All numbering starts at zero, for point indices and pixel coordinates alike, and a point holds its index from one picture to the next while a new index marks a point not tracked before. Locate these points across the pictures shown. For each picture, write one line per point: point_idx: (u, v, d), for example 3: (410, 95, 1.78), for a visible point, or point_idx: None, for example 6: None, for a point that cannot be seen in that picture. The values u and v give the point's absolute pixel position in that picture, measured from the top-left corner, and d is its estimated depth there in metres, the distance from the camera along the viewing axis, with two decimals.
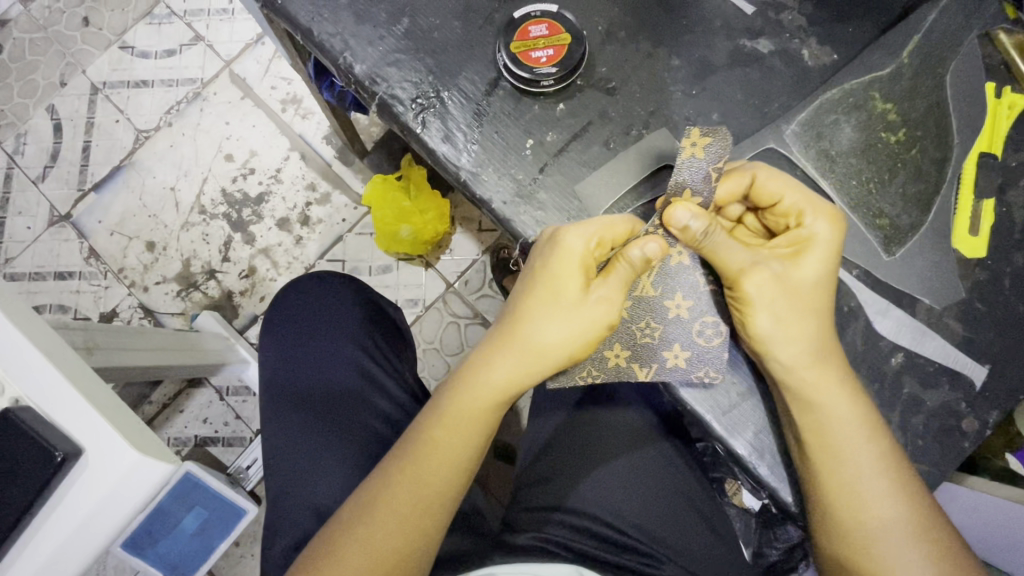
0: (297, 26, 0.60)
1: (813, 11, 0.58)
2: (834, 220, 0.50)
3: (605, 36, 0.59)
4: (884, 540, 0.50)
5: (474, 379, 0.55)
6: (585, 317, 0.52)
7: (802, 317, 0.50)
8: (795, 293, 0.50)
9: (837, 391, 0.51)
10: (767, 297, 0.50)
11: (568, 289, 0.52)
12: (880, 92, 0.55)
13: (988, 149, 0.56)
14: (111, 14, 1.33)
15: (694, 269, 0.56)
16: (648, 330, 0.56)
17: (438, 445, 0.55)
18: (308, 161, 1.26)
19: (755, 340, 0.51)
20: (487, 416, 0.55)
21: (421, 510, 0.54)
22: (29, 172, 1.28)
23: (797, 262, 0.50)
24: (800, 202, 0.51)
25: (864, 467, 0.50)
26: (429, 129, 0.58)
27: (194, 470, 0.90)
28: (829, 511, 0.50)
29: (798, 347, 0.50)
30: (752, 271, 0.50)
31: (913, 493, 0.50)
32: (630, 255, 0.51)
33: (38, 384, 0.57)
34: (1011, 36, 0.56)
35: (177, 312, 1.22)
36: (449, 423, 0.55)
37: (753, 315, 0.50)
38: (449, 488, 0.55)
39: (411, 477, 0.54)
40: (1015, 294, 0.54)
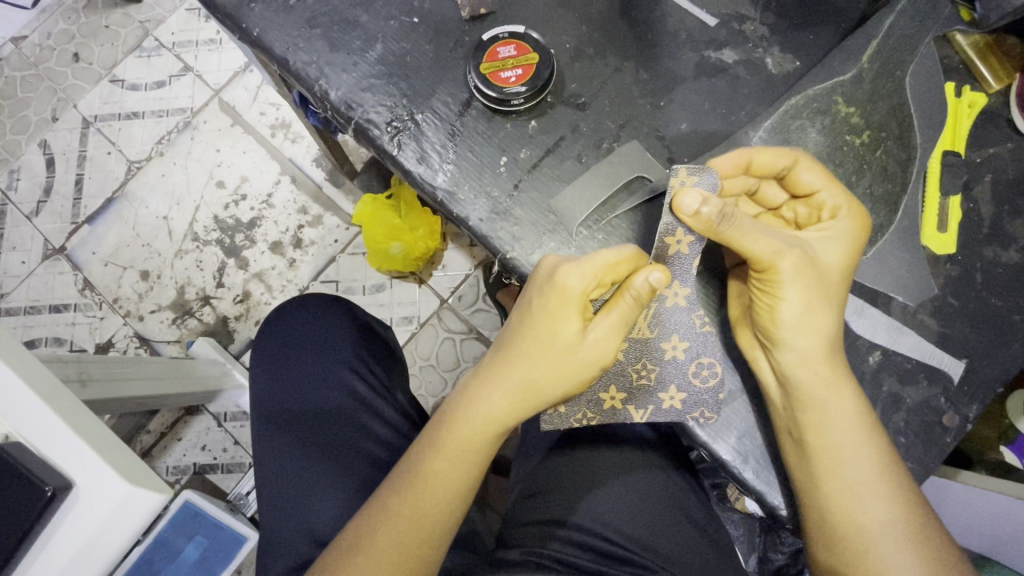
0: (274, 56, 0.61)
1: (775, 20, 0.60)
2: (859, 217, 0.51)
3: (573, 54, 0.60)
4: (880, 542, 0.49)
5: (469, 414, 0.55)
6: (581, 359, 0.52)
7: (823, 304, 0.50)
8: (824, 278, 0.50)
9: (836, 396, 0.51)
10: (799, 282, 0.49)
11: (566, 330, 0.51)
12: (843, 97, 0.56)
13: (951, 147, 0.57)
14: (100, 49, 1.35)
15: (691, 310, 0.56)
16: (643, 371, 0.57)
17: (440, 479, 0.55)
18: (298, 185, 1.28)
19: (774, 323, 0.50)
20: (484, 449, 0.55)
21: (424, 537, 0.54)
22: (23, 208, 1.29)
23: (818, 251, 0.50)
24: (834, 195, 0.51)
25: (861, 470, 0.50)
26: (405, 151, 0.59)
27: (194, 495, 0.97)
28: (824, 511, 0.50)
29: (814, 338, 0.50)
30: (786, 255, 0.48)
31: (908, 495, 0.50)
32: (636, 291, 0.50)
33: (30, 421, 0.58)
34: (967, 37, 0.57)
35: (173, 340, 1.23)
36: (445, 455, 0.55)
37: (780, 299, 0.49)
38: (449, 512, 0.55)
39: (411, 506, 0.54)
40: (988, 287, 0.55)
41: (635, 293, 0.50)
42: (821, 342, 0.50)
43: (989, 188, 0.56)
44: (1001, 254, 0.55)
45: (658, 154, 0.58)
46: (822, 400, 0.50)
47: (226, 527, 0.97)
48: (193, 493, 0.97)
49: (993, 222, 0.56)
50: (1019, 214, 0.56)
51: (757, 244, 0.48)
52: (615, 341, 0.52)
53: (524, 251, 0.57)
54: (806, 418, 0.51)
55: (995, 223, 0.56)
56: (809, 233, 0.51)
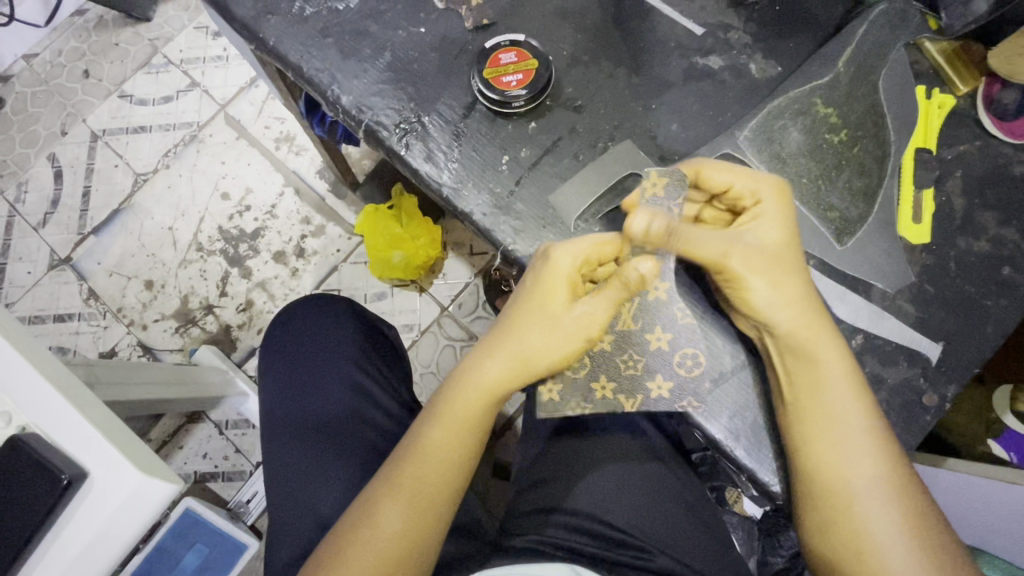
0: (288, 65, 0.65)
1: (757, 30, 0.64)
2: (782, 194, 0.53)
3: (569, 61, 0.65)
4: (868, 499, 0.50)
5: (463, 384, 0.57)
6: (568, 330, 0.55)
7: (789, 278, 0.53)
8: (782, 254, 0.53)
9: (830, 351, 0.52)
10: (755, 270, 0.52)
11: (555, 302, 0.55)
12: (821, 98, 0.60)
13: (923, 145, 0.60)
14: (110, 66, 1.40)
15: (672, 308, 0.59)
16: (632, 362, 0.59)
17: (434, 448, 0.57)
18: (302, 195, 1.31)
19: (750, 308, 0.53)
20: (476, 420, 0.57)
21: (422, 510, 0.55)
22: (30, 219, 1.33)
23: (767, 231, 0.53)
24: (754, 181, 0.54)
25: (850, 428, 0.51)
26: (412, 151, 0.63)
27: (194, 504, 0.97)
28: (813, 473, 0.52)
29: (793, 309, 0.52)
30: (730, 253, 0.52)
31: (895, 455, 0.51)
32: (627, 276, 0.57)
33: (47, 415, 0.60)
34: (935, 44, 0.61)
35: (176, 348, 1.25)
36: (442, 426, 0.57)
37: (750, 290, 0.52)
38: (449, 483, 0.57)
39: (410, 481, 0.56)
40: (961, 275, 0.58)
41: (628, 279, 0.57)
42: (799, 310, 0.52)
43: (959, 183, 0.60)
44: (973, 244, 0.59)
45: (651, 154, 0.62)
46: (816, 354, 0.52)
47: (226, 536, 1.00)
48: (193, 500, 0.97)
49: (964, 214, 0.59)
50: (989, 207, 0.59)
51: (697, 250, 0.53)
52: (603, 315, 0.55)
53: (524, 244, 0.60)
54: (798, 376, 0.53)
55: (966, 215, 0.59)
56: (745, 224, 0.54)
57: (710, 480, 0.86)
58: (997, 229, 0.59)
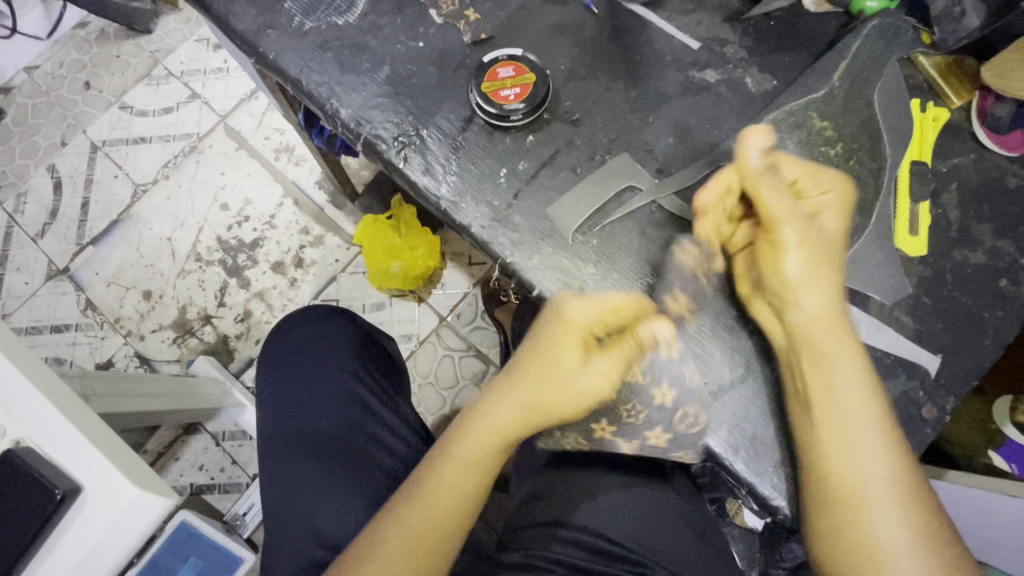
0: (287, 78, 0.66)
1: (752, 44, 0.65)
2: (844, 193, 0.55)
3: (567, 74, 0.65)
4: (878, 505, 0.49)
5: (475, 423, 0.57)
6: (578, 386, 0.55)
7: (826, 267, 0.53)
8: (827, 246, 0.53)
9: (846, 348, 0.52)
10: (800, 245, 0.52)
11: (564, 356, 0.56)
12: (817, 112, 0.60)
13: (918, 158, 0.61)
14: (111, 77, 1.41)
15: (682, 367, 0.59)
16: (632, 410, 0.61)
17: (446, 487, 0.56)
18: (301, 207, 1.32)
19: (783, 285, 0.53)
20: (486, 463, 0.57)
21: (429, 546, 0.55)
22: (28, 230, 1.33)
23: (821, 222, 0.54)
24: (824, 181, 0.55)
25: (860, 433, 0.51)
26: (411, 164, 0.63)
27: (189, 515, 0.97)
28: (826, 480, 0.51)
29: (821, 297, 0.52)
30: (792, 220, 0.52)
31: (904, 460, 0.51)
32: (640, 337, 0.57)
33: (42, 429, 0.60)
34: (928, 58, 0.62)
35: (173, 359, 1.25)
36: (453, 465, 0.57)
37: (785, 259, 0.53)
38: (456, 524, 0.56)
39: (421, 514, 0.55)
40: (958, 287, 0.58)
41: (638, 344, 0.57)
42: (830, 300, 0.53)
43: (955, 195, 0.60)
44: (969, 256, 0.59)
45: (648, 167, 0.62)
46: (828, 354, 0.52)
47: (223, 549, 0.99)
48: (188, 512, 0.97)
49: (960, 226, 0.60)
50: (985, 219, 0.60)
51: (769, 198, 0.53)
52: (609, 376, 0.56)
53: (522, 257, 0.60)
54: (813, 376, 0.52)
55: (962, 227, 0.60)
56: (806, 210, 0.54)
57: (711, 492, 0.84)
58: (993, 241, 0.59)
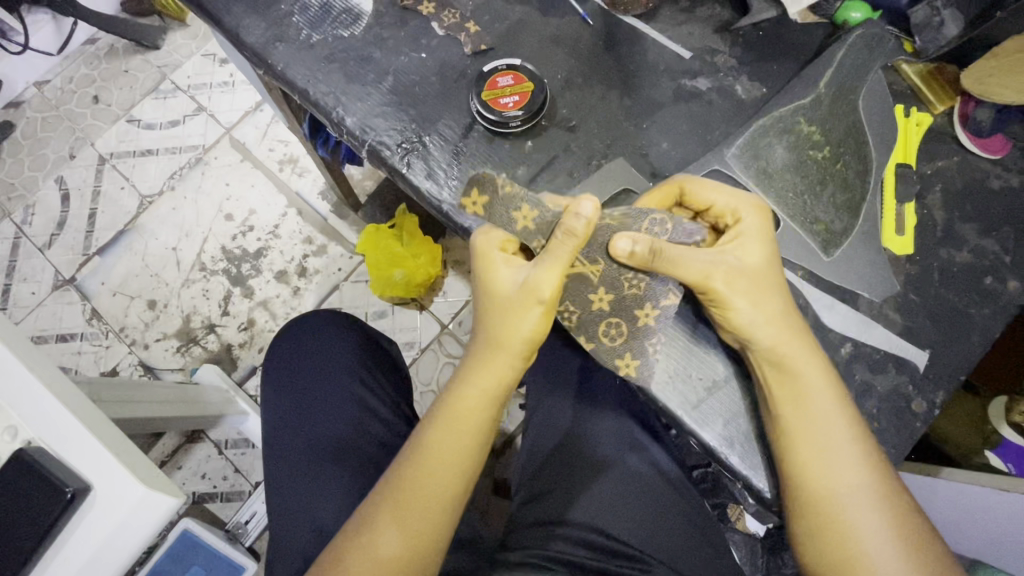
0: (294, 88, 0.68)
1: (742, 54, 0.67)
2: (758, 209, 0.56)
3: (564, 83, 0.68)
4: (852, 505, 0.51)
5: (453, 385, 0.59)
6: (517, 297, 0.56)
7: (767, 296, 0.54)
8: (756, 276, 0.54)
9: (806, 362, 0.54)
10: (737, 290, 0.53)
11: (503, 278, 0.58)
12: (805, 117, 0.62)
13: (903, 161, 0.63)
14: (119, 92, 1.45)
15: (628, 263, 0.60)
16: (635, 281, 0.60)
17: (433, 450, 0.57)
18: (305, 216, 1.34)
19: (734, 328, 0.54)
20: (471, 414, 0.58)
21: (424, 514, 0.56)
22: (36, 241, 1.35)
23: (743, 256, 0.54)
24: (737, 203, 0.57)
25: (835, 436, 0.52)
26: (414, 170, 0.65)
27: (192, 523, 0.98)
28: (804, 480, 0.52)
29: (773, 327, 0.53)
30: (715, 273, 0.53)
31: (879, 463, 0.53)
32: (571, 225, 0.56)
33: (53, 430, 0.61)
34: (911, 66, 0.64)
35: (177, 367, 1.26)
36: (437, 427, 0.58)
37: (733, 309, 0.53)
38: (450, 486, 0.57)
39: (410, 486, 0.56)
40: (945, 284, 0.60)
41: (574, 234, 0.56)
42: (778, 328, 0.54)
43: (940, 197, 0.62)
44: (955, 255, 0.61)
45: (643, 170, 0.65)
46: (796, 367, 0.53)
47: (225, 558, 0.99)
48: (190, 519, 0.97)
49: (946, 226, 0.61)
50: (969, 219, 0.62)
51: (686, 266, 0.54)
52: (558, 272, 0.55)
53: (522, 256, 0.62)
54: (779, 388, 0.54)
55: (948, 227, 0.61)
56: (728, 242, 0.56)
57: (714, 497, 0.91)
58: (978, 240, 0.61)
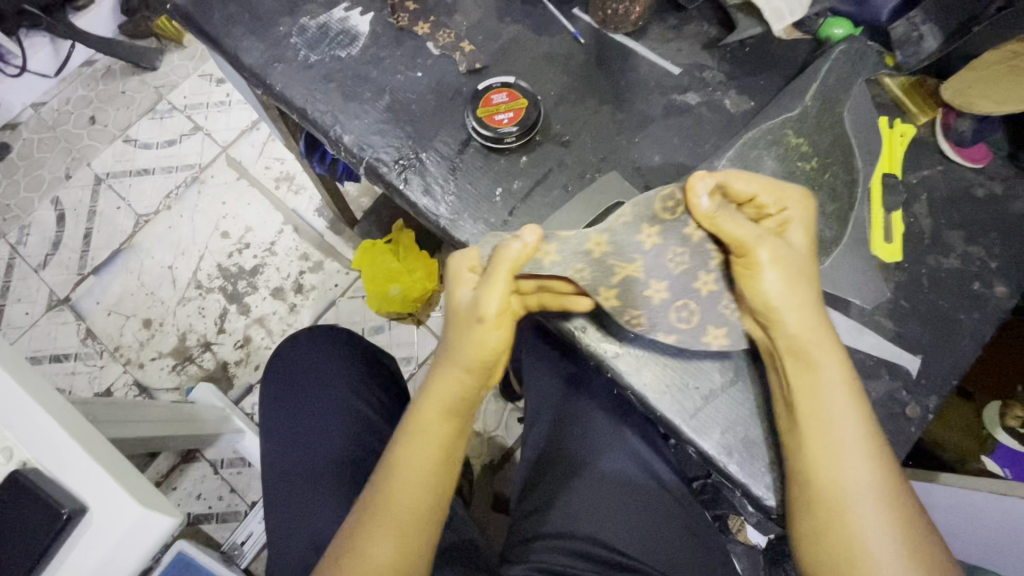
0: (292, 107, 0.70)
1: (729, 69, 0.69)
2: (805, 197, 0.56)
3: (557, 99, 0.69)
4: (860, 503, 0.50)
5: (422, 405, 0.59)
6: (471, 317, 0.56)
7: (803, 281, 0.54)
8: (799, 259, 0.54)
9: (829, 354, 0.53)
10: (777, 263, 0.53)
11: (455, 297, 0.58)
12: (792, 129, 0.63)
13: (889, 170, 0.64)
14: (116, 112, 1.46)
15: (667, 245, 0.59)
16: (678, 259, 0.59)
17: (404, 468, 0.57)
18: (301, 233, 1.35)
19: (767, 304, 0.54)
20: (440, 432, 0.58)
21: (401, 532, 0.55)
22: (31, 261, 1.35)
23: (787, 237, 0.55)
24: (782, 197, 0.55)
25: (843, 433, 0.52)
26: (411, 185, 0.66)
27: (186, 547, 0.95)
28: (807, 480, 0.52)
29: (802, 309, 0.53)
30: (762, 240, 0.53)
31: (885, 463, 0.52)
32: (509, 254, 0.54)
33: (48, 450, 0.61)
34: (894, 79, 0.67)
35: (172, 387, 1.26)
36: (409, 444, 0.58)
37: (764, 281, 0.53)
38: (426, 502, 0.57)
39: (388, 502, 0.56)
40: (934, 290, 0.61)
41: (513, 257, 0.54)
42: (811, 313, 0.53)
43: (925, 205, 0.64)
44: (942, 261, 0.62)
45: (635, 183, 0.66)
46: (815, 358, 0.53)
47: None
48: (186, 543, 0.95)
49: (933, 233, 0.63)
50: (955, 226, 0.63)
51: (734, 230, 0.54)
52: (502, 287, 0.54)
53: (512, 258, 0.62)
54: (795, 379, 0.54)
55: (934, 234, 0.63)
56: (771, 226, 0.56)
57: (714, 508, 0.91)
58: (964, 247, 0.62)
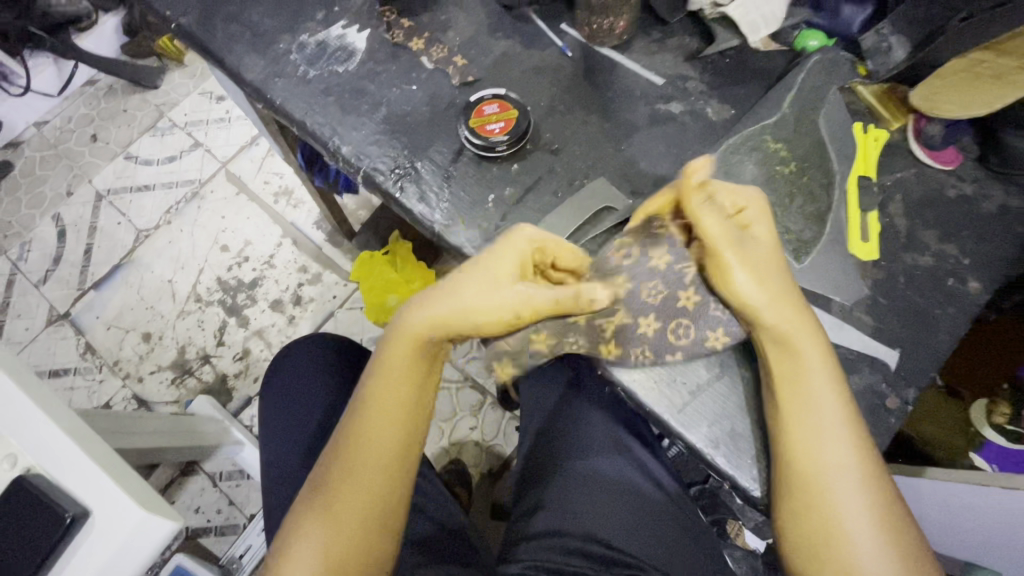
0: (292, 120, 0.73)
1: (711, 79, 0.73)
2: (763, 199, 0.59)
3: (547, 110, 0.72)
4: (841, 485, 0.53)
5: (402, 365, 0.61)
6: (498, 301, 0.60)
7: (772, 274, 0.57)
8: (765, 253, 0.58)
9: (810, 342, 0.56)
10: (745, 261, 0.57)
11: (480, 272, 0.60)
12: (771, 136, 0.67)
13: (865, 173, 0.67)
14: (117, 130, 1.49)
15: (641, 284, 0.63)
16: (655, 295, 0.63)
17: (380, 423, 0.59)
18: (300, 246, 1.37)
19: (743, 304, 0.57)
20: (415, 391, 0.61)
21: (374, 488, 0.58)
22: (31, 277, 1.37)
23: (751, 234, 0.58)
24: (741, 198, 0.59)
25: (828, 418, 0.54)
26: (406, 193, 0.69)
27: (186, 561, 0.98)
28: (793, 465, 0.54)
29: (778, 303, 0.56)
30: (729, 245, 0.57)
31: (866, 448, 0.54)
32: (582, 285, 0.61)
33: (51, 456, 0.62)
34: (867, 88, 0.69)
35: (171, 400, 1.27)
36: (386, 400, 0.60)
37: (735, 281, 0.57)
38: (394, 459, 0.60)
39: (363, 459, 0.59)
40: (911, 287, 0.64)
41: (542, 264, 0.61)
42: (785, 304, 0.56)
43: (900, 206, 0.66)
44: (918, 260, 0.65)
45: (622, 189, 0.69)
46: (795, 346, 0.56)
47: None
48: (184, 556, 0.99)
49: (908, 232, 0.66)
50: (929, 226, 0.66)
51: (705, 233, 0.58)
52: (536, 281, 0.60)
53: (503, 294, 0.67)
54: (779, 367, 0.56)
55: (909, 234, 0.65)
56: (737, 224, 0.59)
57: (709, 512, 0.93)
58: (939, 245, 0.65)
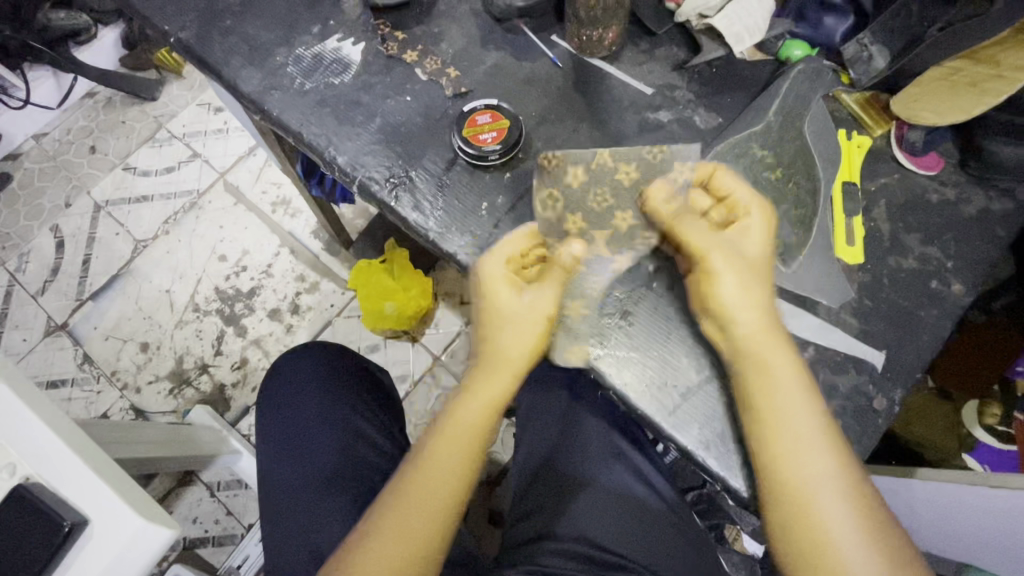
0: (288, 131, 0.74)
1: (699, 88, 0.74)
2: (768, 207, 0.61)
3: (538, 119, 0.74)
4: (819, 493, 0.54)
5: (454, 414, 0.63)
6: (522, 318, 0.61)
7: (755, 286, 0.59)
8: (752, 264, 0.60)
9: (780, 355, 0.58)
10: (731, 269, 0.59)
11: (499, 299, 0.62)
12: (757, 143, 0.68)
13: (848, 179, 0.69)
14: (116, 141, 1.51)
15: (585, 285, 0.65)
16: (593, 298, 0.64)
17: (433, 466, 0.61)
18: (297, 255, 1.38)
19: (720, 308, 0.59)
20: (473, 431, 0.62)
21: (432, 530, 0.59)
22: (29, 288, 1.38)
23: (743, 242, 0.60)
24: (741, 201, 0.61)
25: (803, 427, 0.55)
26: (401, 202, 0.70)
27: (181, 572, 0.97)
28: (774, 470, 0.55)
29: (753, 314, 0.58)
30: (717, 250, 0.59)
31: (843, 453, 0.56)
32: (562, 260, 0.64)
33: (50, 464, 0.63)
34: (850, 95, 0.71)
35: (169, 410, 1.28)
36: (440, 445, 0.62)
37: (719, 285, 0.58)
38: (453, 498, 0.61)
39: (419, 503, 0.60)
40: (896, 290, 0.65)
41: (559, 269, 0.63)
42: (762, 317, 0.58)
43: (884, 211, 0.68)
44: (902, 262, 0.66)
45: None
46: (769, 363, 0.57)
47: None
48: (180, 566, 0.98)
49: (892, 236, 0.67)
50: (913, 229, 0.67)
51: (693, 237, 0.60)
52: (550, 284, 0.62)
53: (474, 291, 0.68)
54: (749, 381, 0.58)
55: (894, 238, 0.67)
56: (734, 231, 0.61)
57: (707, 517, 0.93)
58: (922, 248, 0.66)
